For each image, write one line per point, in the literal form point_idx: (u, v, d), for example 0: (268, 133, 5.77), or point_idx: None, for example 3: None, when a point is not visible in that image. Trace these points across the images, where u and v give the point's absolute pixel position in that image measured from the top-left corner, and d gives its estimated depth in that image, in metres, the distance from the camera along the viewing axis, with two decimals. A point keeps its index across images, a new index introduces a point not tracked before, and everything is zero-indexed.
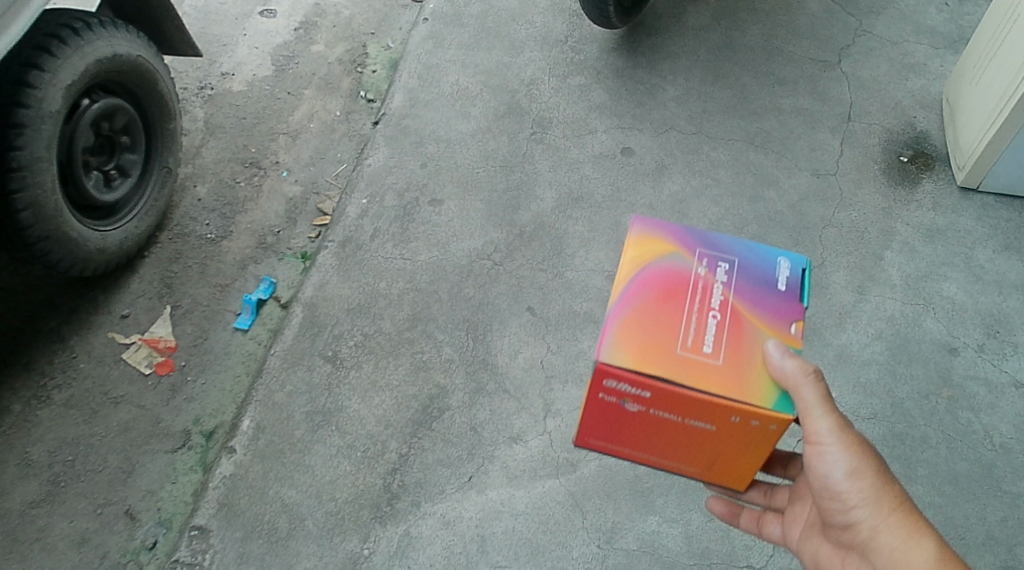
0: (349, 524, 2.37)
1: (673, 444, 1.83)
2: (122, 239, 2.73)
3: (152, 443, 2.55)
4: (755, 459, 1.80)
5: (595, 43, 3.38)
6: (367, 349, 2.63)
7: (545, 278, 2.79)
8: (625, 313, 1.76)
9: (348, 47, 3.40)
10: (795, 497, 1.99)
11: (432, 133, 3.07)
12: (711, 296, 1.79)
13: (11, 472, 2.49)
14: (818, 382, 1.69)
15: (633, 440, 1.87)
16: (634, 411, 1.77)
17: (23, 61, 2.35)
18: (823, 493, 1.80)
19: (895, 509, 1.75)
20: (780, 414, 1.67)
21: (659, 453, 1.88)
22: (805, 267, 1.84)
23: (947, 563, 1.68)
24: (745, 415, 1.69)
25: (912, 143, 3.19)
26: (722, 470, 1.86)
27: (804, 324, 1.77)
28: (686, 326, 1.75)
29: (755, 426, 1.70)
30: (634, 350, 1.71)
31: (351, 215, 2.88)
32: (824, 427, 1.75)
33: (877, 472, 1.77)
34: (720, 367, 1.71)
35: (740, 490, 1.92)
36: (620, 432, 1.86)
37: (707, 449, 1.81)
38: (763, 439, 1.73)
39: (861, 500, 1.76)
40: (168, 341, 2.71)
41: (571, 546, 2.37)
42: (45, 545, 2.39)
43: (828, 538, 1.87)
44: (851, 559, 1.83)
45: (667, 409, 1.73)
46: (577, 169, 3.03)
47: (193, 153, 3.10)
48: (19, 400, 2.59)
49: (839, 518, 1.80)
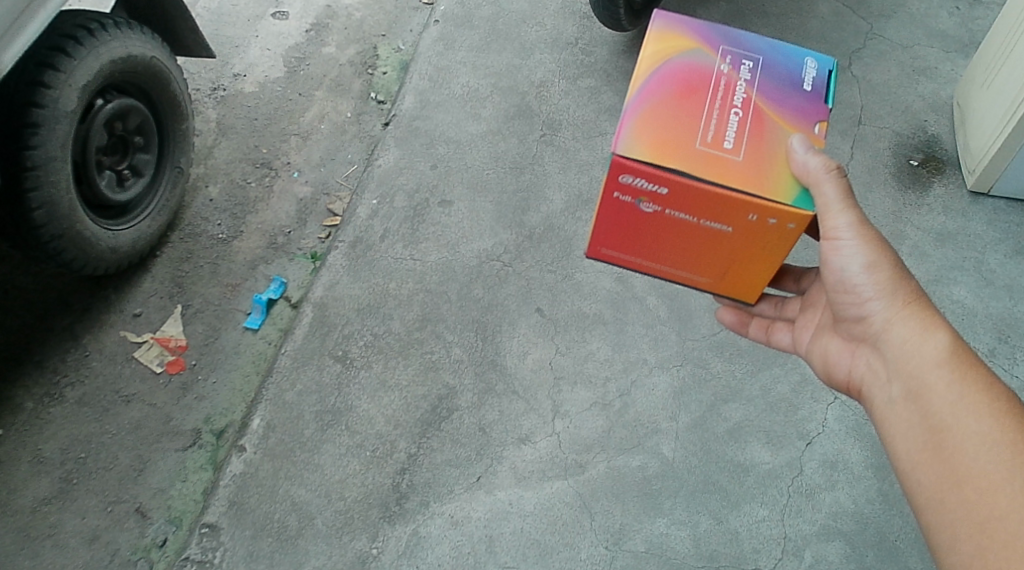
0: (358, 523, 2.38)
1: (686, 249, 1.88)
2: (135, 238, 2.75)
3: (163, 441, 2.56)
4: (769, 261, 1.85)
5: (605, 46, 3.39)
6: (377, 349, 2.64)
7: (554, 279, 2.80)
8: (644, 107, 1.78)
9: (359, 49, 3.42)
10: (807, 305, 2.08)
11: (443, 135, 3.09)
12: (734, 94, 1.81)
13: (23, 469, 2.51)
14: (840, 179, 1.73)
15: (646, 247, 1.92)
16: (650, 213, 1.82)
17: (39, 60, 2.37)
18: (838, 288, 1.86)
19: (910, 303, 1.80)
20: (799, 210, 1.71)
21: (672, 261, 1.93)
22: (830, 68, 1.87)
23: (959, 351, 1.73)
24: (762, 214, 1.73)
25: (923, 146, 3.19)
26: (735, 275, 1.92)
27: (827, 124, 1.80)
28: (707, 122, 1.77)
29: (773, 225, 1.75)
30: (653, 144, 1.73)
31: (361, 215, 2.89)
32: (843, 221, 1.78)
33: (895, 266, 1.82)
34: (742, 163, 1.74)
35: (750, 302, 1.99)
36: (634, 237, 1.90)
37: (720, 249, 1.86)
38: (778, 239, 1.78)
39: (876, 293, 1.82)
40: (179, 340, 2.73)
41: (579, 548, 2.38)
42: (56, 542, 2.41)
43: (839, 334, 1.95)
44: (861, 351, 1.89)
45: (682, 209, 1.77)
46: (587, 171, 3.04)
47: (205, 153, 3.12)
48: (32, 397, 2.61)
49: (853, 311, 1.86)
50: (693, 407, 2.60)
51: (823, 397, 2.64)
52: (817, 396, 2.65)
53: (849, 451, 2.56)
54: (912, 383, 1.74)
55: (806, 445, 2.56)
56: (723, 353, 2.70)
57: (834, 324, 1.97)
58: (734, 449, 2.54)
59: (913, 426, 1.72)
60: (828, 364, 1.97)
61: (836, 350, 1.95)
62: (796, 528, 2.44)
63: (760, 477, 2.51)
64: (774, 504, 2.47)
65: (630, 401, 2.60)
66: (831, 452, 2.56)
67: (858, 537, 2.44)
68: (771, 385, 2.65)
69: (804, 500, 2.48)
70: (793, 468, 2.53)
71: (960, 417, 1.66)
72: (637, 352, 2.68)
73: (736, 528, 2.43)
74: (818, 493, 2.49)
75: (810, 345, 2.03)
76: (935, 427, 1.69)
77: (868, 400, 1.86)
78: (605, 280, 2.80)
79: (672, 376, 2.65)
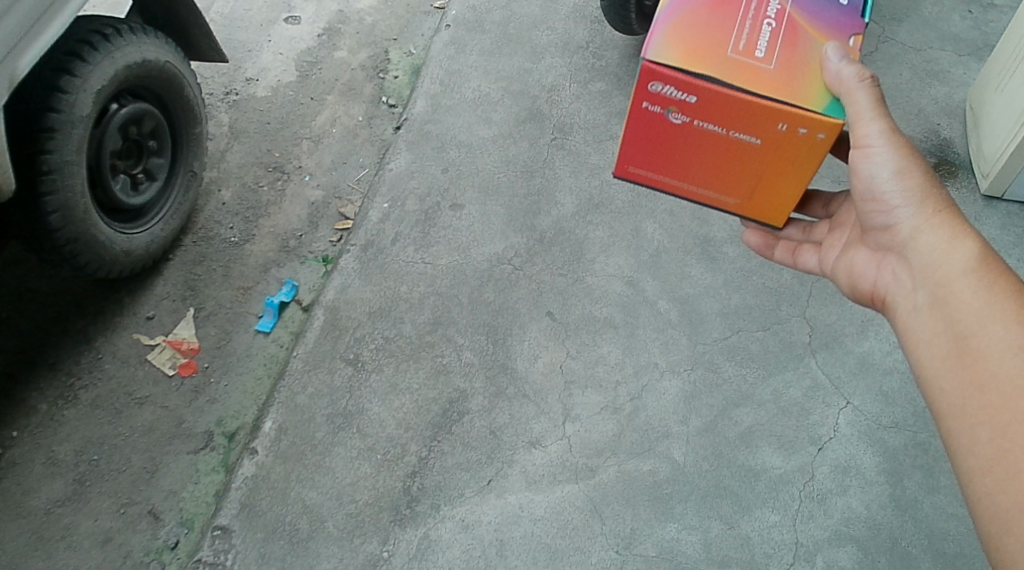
0: (369, 526, 2.38)
1: (713, 165, 1.88)
2: (149, 241, 2.77)
3: (175, 444, 2.58)
4: (799, 177, 1.84)
5: (616, 50, 3.39)
6: (388, 352, 2.65)
7: (565, 282, 2.80)
8: (675, 16, 1.79)
9: (371, 53, 3.44)
10: (834, 226, 2.07)
11: (454, 138, 3.09)
12: (768, 7, 1.83)
13: (37, 471, 2.52)
14: (874, 87, 1.73)
15: (673, 163, 1.91)
16: (678, 124, 1.82)
17: (55, 66, 2.38)
18: (868, 196, 1.87)
19: (940, 210, 1.80)
20: (831, 118, 1.71)
21: (699, 180, 1.93)
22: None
23: (988, 256, 1.72)
24: (792, 122, 1.73)
25: (936, 150, 3.17)
26: (763, 195, 1.91)
27: (863, 37, 1.81)
28: (740, 31, 1.78)
29: (804, 135, 1.75)
30: (684, 51, 1.74)
31: (373, 219, 2.90)
32: (875, 128, 1.80)
33: (927, 175, 1.83)
34: (773, 71, 1.74)
35: (778, 225, 1.97)
36: (661, 154, 1.90)
37: (747, 164, 1.85)
38: (809, 150, 1.78)
39: (906, 199, 1.82)
40: (191, 342, 2.75)
41: (589, 552, 2.38)
42: (70, 543, 2.42)
43: (867, 247, 1.94)
44: (887, 261, 1.89)
45: (712, 118, 1.77)
46: (598, 175, 3.04)
47: (218, 157, 3.14)
48: (46, 400, 2.63)
49: (882, 219, 1.87)
50: (704, 412, 2.60)
51: (835, 402, 2.64)
52: (829, 401, 2.64)
53: (861, 456, 2.55)
54: (939, 288, 1.74)
55: (818, 450, 2.56)
56: (734, 357, 2.70)
57: (861, 237, 1.97)
58: (745, 453, 2.54)
59: (939, 332, 1.71)
60: (853, 277, 1.97)
61: (862, 264, 1.95)
62: (808, 534, 2.43)
63: (771, 482, 2.50)
64: (786, 509, 2.46)
65: (641, 405, 2.60)
66: (844, 457, 2.55)
67: (871, 542, 2.43)
68: (783, 389, 2.65)
69: (816, 505, 2.47)
70: (805, 473, 2.52)
71: (987, 322, 1.65)
72: (648, 356, 2.68)
73: (747, 533, 2.42)
74: (830, 499, 2.48)
75: (835, 261, 2.03)
76: (958, 330, 1.69)
77: (892, 309, 1.86)
78: (616, 284, 2.81)
79: (683, 380, 2.65)
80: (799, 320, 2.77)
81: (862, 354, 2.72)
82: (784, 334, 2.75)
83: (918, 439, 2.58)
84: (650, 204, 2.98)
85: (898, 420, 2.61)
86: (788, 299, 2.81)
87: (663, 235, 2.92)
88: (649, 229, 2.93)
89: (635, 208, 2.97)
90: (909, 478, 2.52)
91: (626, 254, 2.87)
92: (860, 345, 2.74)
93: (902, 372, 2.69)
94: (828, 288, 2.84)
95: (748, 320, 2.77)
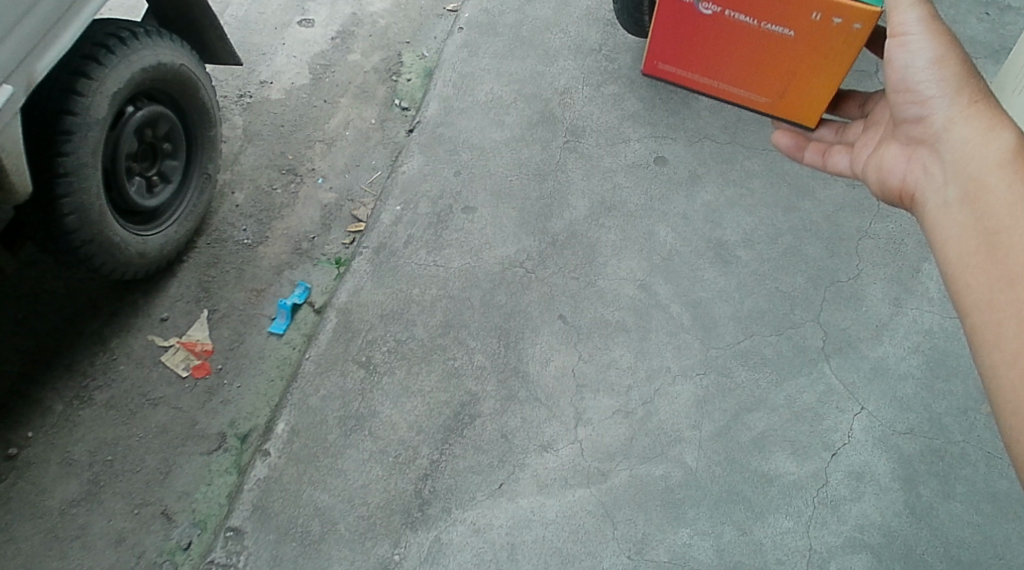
0: (380, 529, 2.39)
1: (743, 57, 2.17)
2: (163, 243, 2.78)
3: (189, 445, 2.59)
4: (832, 74, 2.09)
5: (629, 52, 3.39)
6: (400, 354, 2.65)
7: (577, 286, 2.79)
8: None
9: (384, 56, 3.44)
10: (868, 126, 2.18)
11: (466, 141, 3.10)
12: None
13: (52, 471, 2.54)
14: None
15: (704, 60, 2.25)
16: (710, 16, 2.14)
17: (72, 68, 2.40)
18: (901, 86, 1.96)
19: (973, 100, 1.90)
20: (866, 9, 1.94)
21: (729, 74, 2.23)
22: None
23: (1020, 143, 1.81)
24: (826, 11, 1.98)
25: None
26: (797, 90, 2.17)
27: None
28: None
29: (836, 24, 2.00)
30: None
31: (385, 221, 2.91)
32: (912, 14, 1.93)
33: (962, 65, 1.92)
34: None
35: (812, 125, 2.23)
36: (696, 47, 2.23)
37: (784, 57, 2.12)
38: (845, 40, 2.01)
39: (939, 89, 1.91)
40: (204, 344, 2.76)
41: (601, 557, 2.37)
42: (84, 543, 2.44)
43: (899, 142, 2.04)
44: (919, 154, 1.98)
45: (742, 9, 2.08)
46: (610, 178, 3.03)
47: (232, 159, 3.16)
48: (61, 400, 2.65)
49: (915, 111, 1.96)
50: (717, 416, 2.59)
51: (848, 408, 2.62)
52: (843, 406, 2.62)
53: (875, 462, 2.54)
54: (972, 180, 1.82)
55: (831, 456, 2.54)
56: (746, 362, 2.69)
57: (894, 133, 2.06)
58: (758, 459, 2.53)
59: (965, 223, 1.81)
60: (884, 171, 2.06)
61: (893, 158, 2.05)
62: (821, 540, 2.42)
63: (784, 488, 2.49)
64: (799, 515, 2.45)
65: (653, 409, 2.60)
66: (857, 463, 2.54)
67: (885, 549, 2.41)
68: (796, 394, 2.64)
69: (829, 511, 2.46)
70: (818, 479, 2.51)
71: (1015, 211, 1.73)
72: (660, 360, 2.68)
73: (760, 539, 2.42)
74: (844, 505, 2.47)
75: (867, 158, 2.13)
76: (986, 219, 1.77)
77: (922, 201, 1.95)
78: (628, 287, 2.80)
79: (695, 384, 2.64)
80: (812, 325, 2.76)
81: (877, 359, 2.70)
82: (797, 338, 2.73)
83: (933, 446, 2.57)
84: (663, 207, 2.98)
85: (912, 426, 2.60)
86: (801, 304, 2.80)
87: (675, 239, 2.91)
88: (662, 232, 2.92)
89: (648, 211, 2.96)
90: (924, 485, 2.51)
91: (638, 258, 2.86)
92: (874, 350, 2.72)
93: (917, 378, 2.68)
94: (841, 293, 2.83)
95: (761, 324, 2.76)
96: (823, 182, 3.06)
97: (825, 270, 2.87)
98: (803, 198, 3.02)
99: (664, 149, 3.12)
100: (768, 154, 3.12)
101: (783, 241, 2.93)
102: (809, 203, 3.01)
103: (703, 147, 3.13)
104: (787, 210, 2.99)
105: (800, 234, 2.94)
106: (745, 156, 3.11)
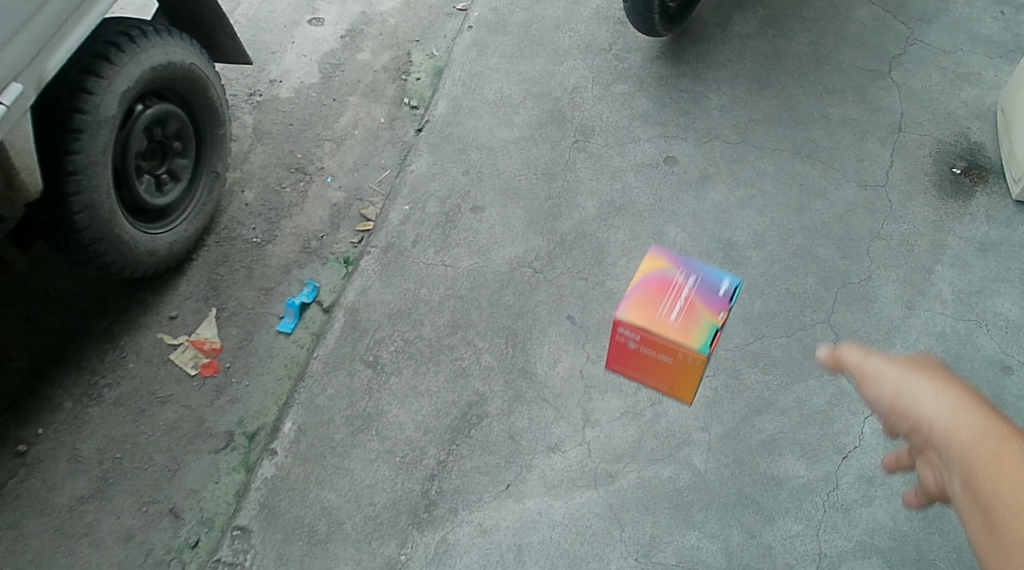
0: (387, 529, 2.38)
1: (646, 368, 2.11)
2: (173, 241, 2.79)
3: (197, 443, 2.60)
4: (688, 384, 2.08)
5: (639, 52, 3.37)
6: (407, 354, 2.65)
7: (585, 286, 2.78)
8: (635, 292, 2.03)
9: (393, 55, 3.44)
10: None
11: (475, 141, 3.09)
12: (675, 284, 2.05)
13: (61, 468, 2.55)
14: None
15: (625, 361, 2.13)
16: (633, 347, 2.06)
17: (82, 67, 2.40)
18: None
19: None
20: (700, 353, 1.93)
21: (643, 374, 2.16)
22: (740, 285, 2.07)
23: None
24: (670, 352, 1.99)
25: (966, 154, 3.12)
26: (680, 388, 2.12)
27: (725, 320, 1.99)
28: (673, 307, 2.00)
29: (681, 359, 1.99)
30: (636, 305, 2.01)
31: (394, 221, 2.90)
32: None
33: None
34: (675, 330, 1.96)
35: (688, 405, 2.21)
36: (626, 360, 2.12)
37: (662, 372, 2.09)
38: (689, 372, 2.01)
39: None
40: (213, 342, 2.77)
41: (608, 559, 2.36)
42: (93, 540, 2.44)
43: None
44: None
45: (651, 346, 2.02)
46: (619, 177, 3.02)
47: (241, 158, 3.16)
48: (71, 397, 2.66)
49: None
50: (726, 418, 2.58)
51: (859, 411, 2.60)
52: (854, 409, 2.61)
53: (886, 466, 2.52)
54: None
55: (842, 459, 2.53)
56: (756, 364, 2.67)
57: None
58: (767, 461, 2.51)
59: None
60: None
61: None
62: (831, 544, 2.40)
63: (794, 491, 2.47)
64: (809, 518, 2.44)
65: (662, 410, 2.59)
66: (868, 467, 2.52)
67: (896, 554, 2.39)
68: (806, 397, 2.62)
69: (839, 515, 2.44)
70: (828, 482, 2.49)
71: None
72: None
73: (769, 543, 2.40)
74: (854, 509, 2.45)
75: None
76: None
77: None
78: None
79: (704, 386, 2.63)
80: (822, 327, 2.74)
81: None
82: (808, 340, 2.71)
83: None
84: (672, 207, 2.96)
85: None
86: (812, 306, 2.78)
87: (685, 239, 2.90)
88: (671, 233, 2.91)
89: (657, 211, 2.95)
90: None
91: (648, 258, 2.85)
92: (885, 353, 2.70)
93: None
94: (852, 295, 2.81)
95: (771, 326, 2.74)
96: (835, 182, 3.04)
97: (836, 271, 2.85)
98: (814, 199, 3.00)
99: (674, 149, 3.10)
100: (779, 155, 3.10)
101: (793, 242, 2.91)
102: (820, 204, 2.99)
103: (713, 147, 3.11)
104: (798, 211, 2.97)
105: (811, 235, 2.92)
106: (756, 156, 3.09)
